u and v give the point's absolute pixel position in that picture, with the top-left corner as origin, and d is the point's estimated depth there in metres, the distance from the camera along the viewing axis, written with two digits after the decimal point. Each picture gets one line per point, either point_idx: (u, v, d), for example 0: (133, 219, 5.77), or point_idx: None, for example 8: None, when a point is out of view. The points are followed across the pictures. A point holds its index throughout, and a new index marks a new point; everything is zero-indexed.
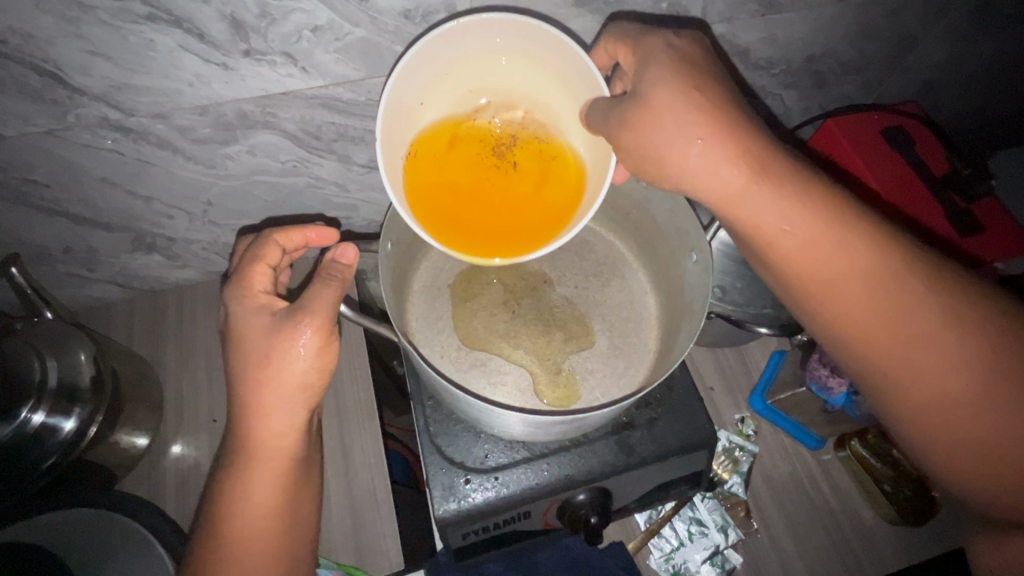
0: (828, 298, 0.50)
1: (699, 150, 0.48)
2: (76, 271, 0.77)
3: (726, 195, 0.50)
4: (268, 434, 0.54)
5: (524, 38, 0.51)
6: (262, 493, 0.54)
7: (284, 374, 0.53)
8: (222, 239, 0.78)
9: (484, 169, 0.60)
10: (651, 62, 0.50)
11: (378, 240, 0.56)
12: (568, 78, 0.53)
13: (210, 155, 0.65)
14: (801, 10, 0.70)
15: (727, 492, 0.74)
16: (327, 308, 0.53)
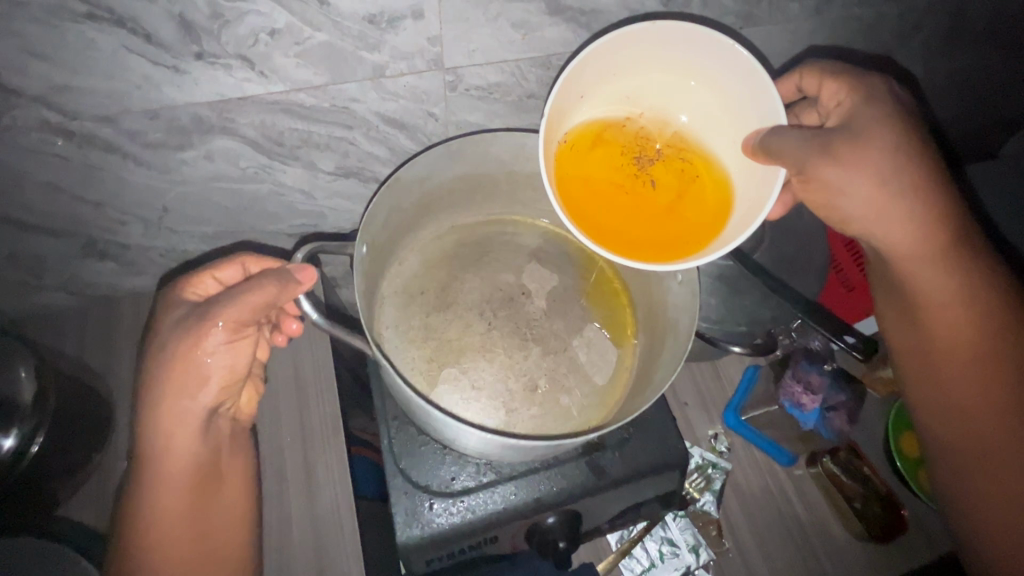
0: (949, 344, 0.56)
1: (912, 205, 0.51)
2: (22, 279, 0.73)
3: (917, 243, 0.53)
4: (177, 445, 0.56)
5: (713, 56, 0.52)
6: (178, 501, 0.56)
7: (187, 369, 0.54)
8: (181, 246, 0.75)
9: (624, 180, 0.59)
10: (872, 106, 0.54)
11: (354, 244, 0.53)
12: (738, 102, 0.54)
13: (164, 161, 0.61)
14: (779, 22, 0.69)
15: (699, 511, 0.73)
16: (240, 308, 0.54)
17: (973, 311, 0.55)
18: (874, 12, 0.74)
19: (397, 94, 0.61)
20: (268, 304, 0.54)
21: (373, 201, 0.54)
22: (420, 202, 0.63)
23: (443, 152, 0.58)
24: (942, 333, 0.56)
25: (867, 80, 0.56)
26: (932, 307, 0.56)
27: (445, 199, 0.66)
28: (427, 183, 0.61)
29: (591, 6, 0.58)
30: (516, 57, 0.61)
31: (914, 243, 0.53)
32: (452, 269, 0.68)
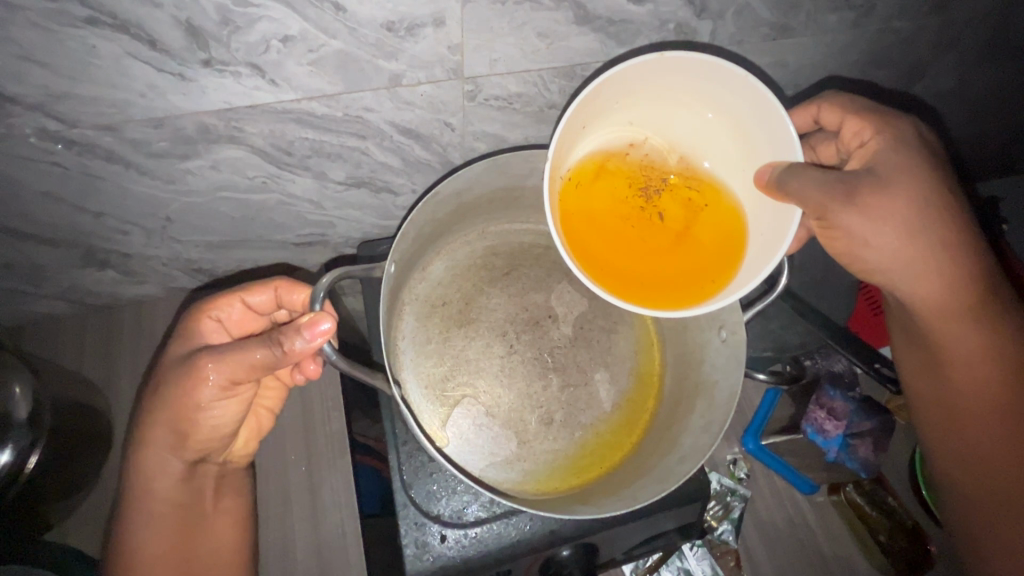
0: (972, 405, 0.52)
1: (934, 261, 0.49)
2: (19, 287, 0.70)
3: (937, 300, 0.50)
4: (161, 486, 0.57)
5: (724, 86, 0.49)
6: (160, 545, 0.56)
7: (181, 415, 0.54)
8: (185, 255, 0.72)
9: (630, 212, 0.56)
10: (899, 151, 0.51)
11: (383, 260, 0.54)
12: (752, 134, 0.51)
13: (168, 170, 0.58)
14: (815, 34, 0.66)
15: (718, 540, 0.70)
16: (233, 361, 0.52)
17: (1003, 370, 0.51)
18: (911, 24, 0.70)
19: (413, 103, 0.58)
20: (264, 363, 0.52)
21: (410, 217, 0.55)
22: (456, 209, 0.62)
23: (490, 164, 0.57)
24: (971, 392, 0.52)
25: (894, 120, 0.53)
26: (956, 364, 0.52)
27: (482, 207, 0.64)
28: (465, 193, 0.60)
29: (622, 16, 0.55)
30: (539, 67, 0.58)
31: (939, 298, 0.50)
32: (479, 279, 0.65)
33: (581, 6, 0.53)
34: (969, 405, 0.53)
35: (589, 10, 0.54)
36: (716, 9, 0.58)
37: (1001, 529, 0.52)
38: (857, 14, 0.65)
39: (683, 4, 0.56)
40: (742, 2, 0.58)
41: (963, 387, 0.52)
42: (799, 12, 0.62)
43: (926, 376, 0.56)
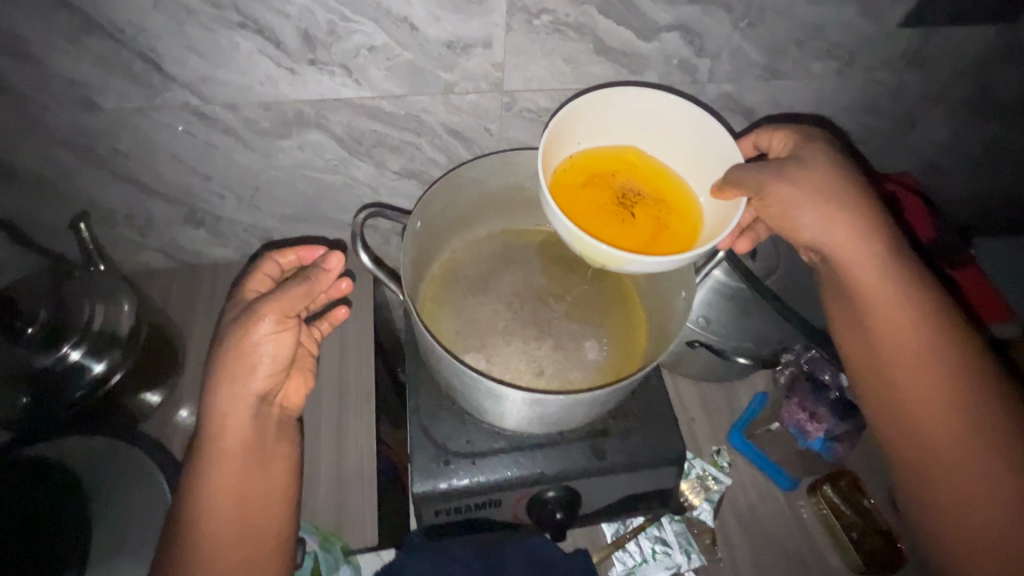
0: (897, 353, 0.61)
1: (843, 222, 0.61)
2: (131, 238, 0.86)
3: (850, 254, 0.61)
4: (230, 428, 0.60)
5: (678, 120, 0.65)
6: (228, 485, 0.59)
7: (245, 355, 0.59)
8: (263, 223, 0.87)
9: (606, 213, 0.64)
10: (809, 145, 0.66)
11: (409, 215, 0.63)
12: (701, 159, 0.66)
13: (266, 146, 0.74)
14: (803, 79, 0.78)
15: (695, 518, 0.75)
16: (286, 298, 0.60)
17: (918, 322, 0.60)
18: (896, 78, 0.81)
19: (461, 108, 0.73)
20: (305, 293, 0.60)
21: (433, 186, 0.64)
22: (477, 201, 0.73)
23: (500, 160, 0.68)
24: (904, 359, 0.60)
25: (809, 132, 0.68)
26: (879, 322, 0.61)
27: (500, 204, 0.76)
28: (482, 186, 0.71)
29: (631, 49, 0.69)
30: (564, 87, 0.72)
31: (854, 254, 0.61)
32: (496, 263, 0.77)
33: (599, 40, 0.67)
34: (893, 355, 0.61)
35: (605, 43, 0.68)
36: (713, 50, 0.71)
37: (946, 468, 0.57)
38: (840, 65, 0.77)
39: (683, 43, 0.69)
40: (735, 46, 0.71)
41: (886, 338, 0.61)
42: (786, 59, 0.74)
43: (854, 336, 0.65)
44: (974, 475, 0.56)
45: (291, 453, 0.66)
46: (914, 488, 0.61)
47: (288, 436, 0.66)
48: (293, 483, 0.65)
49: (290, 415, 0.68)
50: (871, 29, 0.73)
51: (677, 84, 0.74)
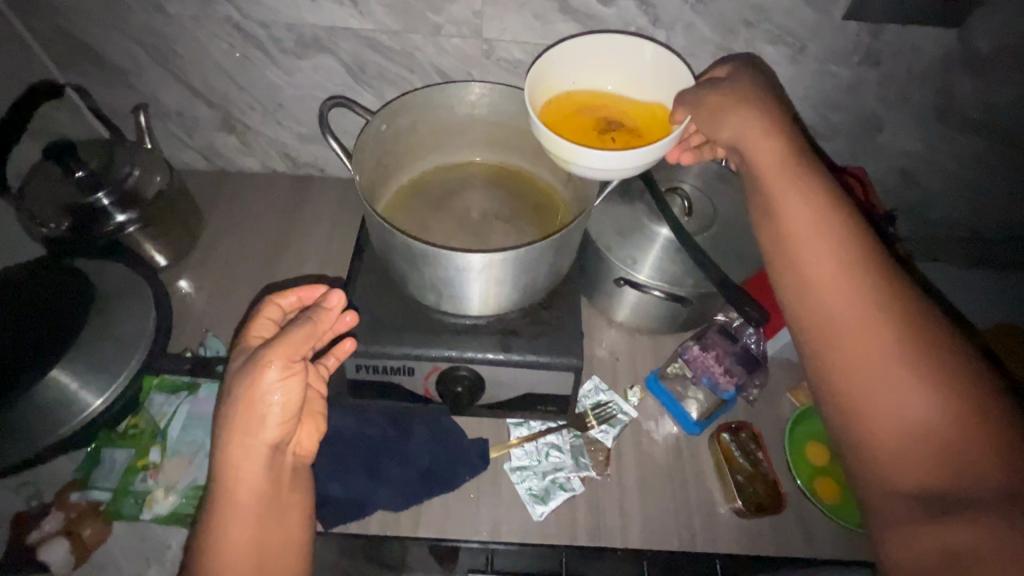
0: (812, 255, 0.58)
1: (760, 127, 0.63)
2: (178, 135, 1.04)
3: (767, 155, 0.63)
4: (247, 476, 0.56)
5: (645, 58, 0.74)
6: (243, 535, 0.55)
7: (255, 406, 0.55)
8: (282, 138, 1.04)
9: (585, 133, 0.73)
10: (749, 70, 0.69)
11: (373, 115, 0.73)
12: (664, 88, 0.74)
13: (289, 64, 0.91)
14: (757, 62, 0.86)
15: (593, 437, 0.82)
16: (290, 342, 0.56)
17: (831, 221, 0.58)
18: (850, 73, 0.88)
19: (448, 51, 0.87)
20: (310, 331, 0.58)
21: (400, 96, 0.75)
22: (445, 126, 0.84)
23: (464, 86, 0.78)
24: (808, 251, 0.58)
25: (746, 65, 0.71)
26: (795, 224, 0.59)
27: (468, 131, 0.86)
28: (449, 109, 0.81)
29: (593, 12, 0.80)
30: (536, 41, 0.84)
31: (771, 157, 0.62)
32: (456, 185, 0.88)
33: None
34: (808, 257, 0.58)
35: (569, 4, 0.80)
36: (667, 22, 0.81)
37: (858, 372, 0.54)
38: (792, 52, 0.85)
39: (639, 12, 0.80)
40: (687, 20, 0.81)
41: (800, 240, 0.59)
42: (738, 39, 0.83)
43: (773, 246, 0.62)
44: (892, 376, 0.52)
45: (304, 501, 0.62)
46: (828, 394, 0.56)
47: (300, 483, 0.62)
48: (306, 538, 0.61)
49: (303, 461, 0.64)
50: (817, 18, 0.81)
51: None
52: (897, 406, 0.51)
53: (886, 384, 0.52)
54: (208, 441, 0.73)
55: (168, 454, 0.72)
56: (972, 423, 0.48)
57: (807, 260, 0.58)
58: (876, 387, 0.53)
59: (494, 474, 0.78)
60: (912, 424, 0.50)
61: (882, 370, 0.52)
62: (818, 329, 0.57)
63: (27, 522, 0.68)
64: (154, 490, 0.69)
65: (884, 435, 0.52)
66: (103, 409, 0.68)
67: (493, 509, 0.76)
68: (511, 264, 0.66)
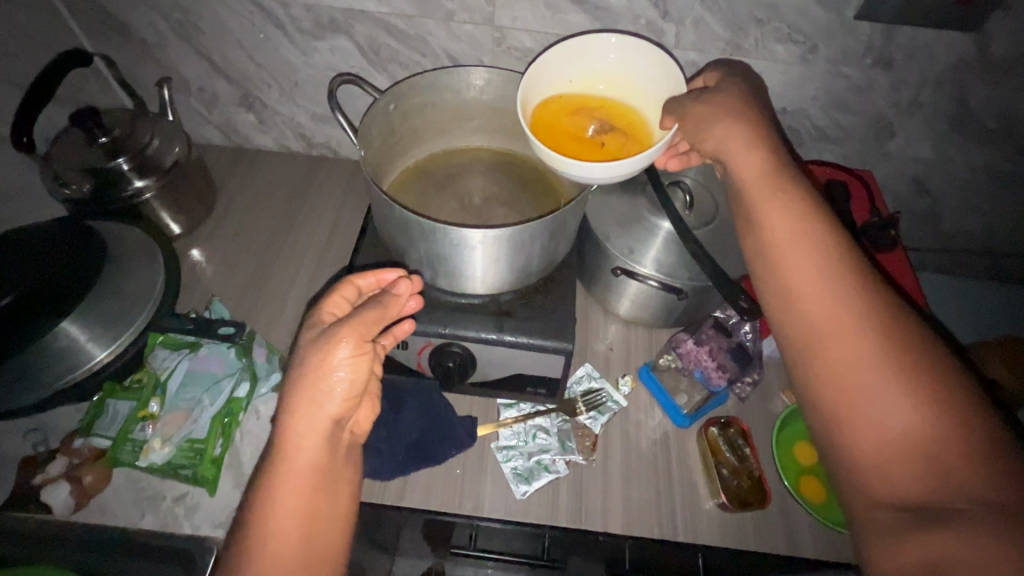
0: (791, 260, 0.57)
1: (739, 133, 0.64)
2: (198, 110, 1.08)
3: (749, 162, 0.63)
4: (306, 445, 0.55)
5: (637, 63, 0.75)
6: (295, 503, 0.54)
7: (324, 377, 0.56)
8: (297, 117, 1.07)
9: (577, 135, 0.74)
10: (734, 77, 0.70)
11: (382, 94, 0.75)
12: (656, 91, 0.75)
13: (306, 44, 0.93)
14: (766, 59, 0.86)
15: (581, 423, 0.83)
16: (363, 322, 0.58)
17: (809, 226, 0.58)
18: (862, 75, 0.87)
19: (460, 37, 0.89)
20: (381, 315, 0.59)
21: (408, 77, 0.77)
22: (452, 109, 0.86)
23: (470, 70, 0.80)
24: (789, 261, 0.57)
25: (733, 71, 0.72)
26: (775, 228, 0.59)
27: (474, 117, 0.88)
28: (456, 93, 0.83)
29: (603, 3, 0.81)
30: (546, 30, 0.86)
31: (752, 162, 0.63)
32: (461, 168, 0.90)
33: None
34: (787, 262, 0.57)
35: None
36: (676, 16, 0.82)
37: (836, 376, 0.53)
38: (802, 51, 0.85)
39: (649, 5, 0.81)
40: (697, 15, 0.82)
41: (778, 243, 0.58)
42: (748, 35, 0.83)
43: (755, 251, 0.61)
44: (872, 381, 0.51)
45: (354, 477, 0.60)
46: (810, 400, 0.55)
47: (352, 459, 0.61)
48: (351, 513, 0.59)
49: (356, 441, 0.63)
50: (828, 18, 0.81)
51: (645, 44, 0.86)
52: (876, 411, 0.50)
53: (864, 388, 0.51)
54: (204, 398, 0.76)
55: (166, 407, 0.75)
56: (957, 434, 0.47)
57: (786, 265, 0.57)
58: (855, 391, 0.51)
59: (480, 452, 0.80)
60: (896, 437, 0.49)
61: (861, 376, 0.51)
62: (799, 340, 0.56)
63: (37, 463, 0.72)
64: (150, 439, 0.73)
65: (864, 441, 0.50)
66: (110, 360, 0.72)
67: (478, 485, 0.77)
68: (507, 242, 0.68)
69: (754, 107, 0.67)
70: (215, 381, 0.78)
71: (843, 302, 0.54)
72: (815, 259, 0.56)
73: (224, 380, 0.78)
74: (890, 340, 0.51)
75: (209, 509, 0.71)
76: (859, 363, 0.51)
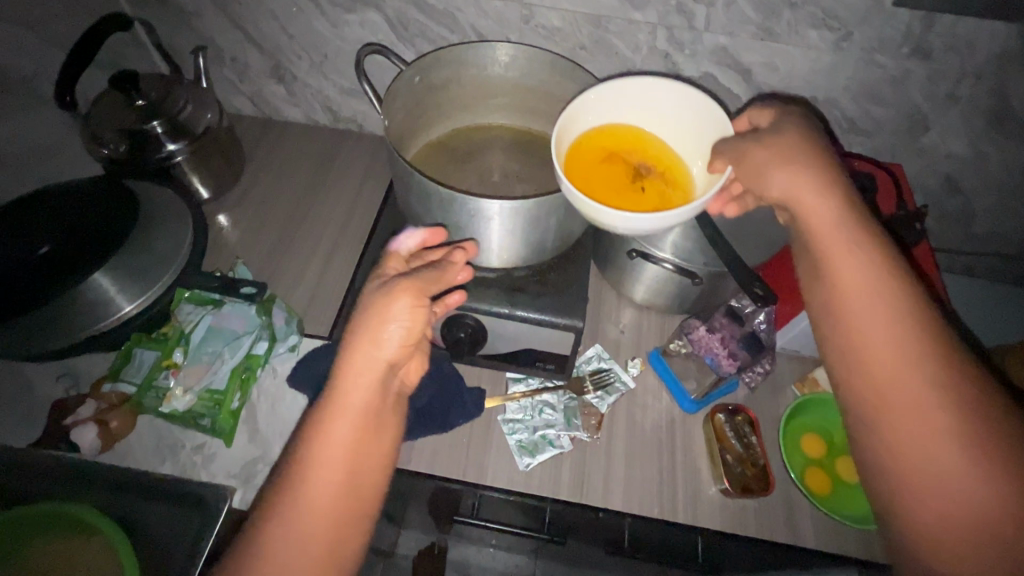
0: (863, 316, 0.54)
1: (806, 175, 0.59)
2: (231, 79, 1.11)
3: (818, 204, 0.59)
4: (361, 387, 0.57)
5: (678, 104, 0.72)
6: (347, 443, 0.55)
7: (384, 325, 0.57)
8: (326, 90, 1.09)
9: (617, 180, 0.70)
10: (790, 115, 0.65)
11: (409, 65, 0.76)
12: (696, 133, 0.72)
13: (337, 16, 0.95)
14: (797, 45, 0.85)
15: (588, 401, 0.84)
16: (421, 280, 0.60)
17: (885, 280, 0.54)
18: (896, 65, 0.85)
19: (488, 14, 0.89)
20: (439, 276, 0.62)
21: (435, 49, 0.78)
22: (477, 85, 0.87)
23: (496, 46, 0.80)
24: (860, 314, 0.55)
25: (787, 108, 0.67)
26: (848, 280, 0.56)
27: (498, 95, 0.89)
28: (482, 69, 0.84)
29: None
30: (574, 8, 0.86)
31: (822, 204, 0.58)
32: (484, 145, 0.91)
33: None
34: (859, 318, 0.55)
35: None
36: None
37: (908, 442, 0.51)
38: (836, 37, 0.83)
39: None
40: None
41: (851, 296, 0.55)
42: (779, 19, 0.83)
43: (820, 301, 0.58)
44: (944, 454, 0.49)
45: (397, 427, 0.61)
46: (871, 463, 0.54)
47: (400, 409, 0.62)
48: (390, 464, 0.60)
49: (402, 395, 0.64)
50: (864, 4, 0.79)
51: (673, 25, 0.86)
52: (948, 484, 0.48)
53: (936, 460, 0.49)
54: (225, 352, 0.78)
55: (189, 359, 0.78)
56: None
57: (858, 321, 0.55)
58: (926, 462, 0.49)
59: (486, 423, 0.81)
60: (967, 515, 0.47)
61: (934, 445, 0.49)
62: (868, 391, 0.53)
63: (65, 406, 0.76)
64: (173, 388, 0.75)
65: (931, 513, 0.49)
66: (134, 311, 0.75)
67: (482, 455, 0.78)
68: (522, 214, 0.68)
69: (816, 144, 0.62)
70: (236, 337, 0.80)
71: (922, 366, 0.51)
72: (894, 319, 0.53)
73: (245, 337, 0.80)
74: (967, 402, 0.49)
75: (225, 460, 0.75)
76: (932, 432, 0.49)
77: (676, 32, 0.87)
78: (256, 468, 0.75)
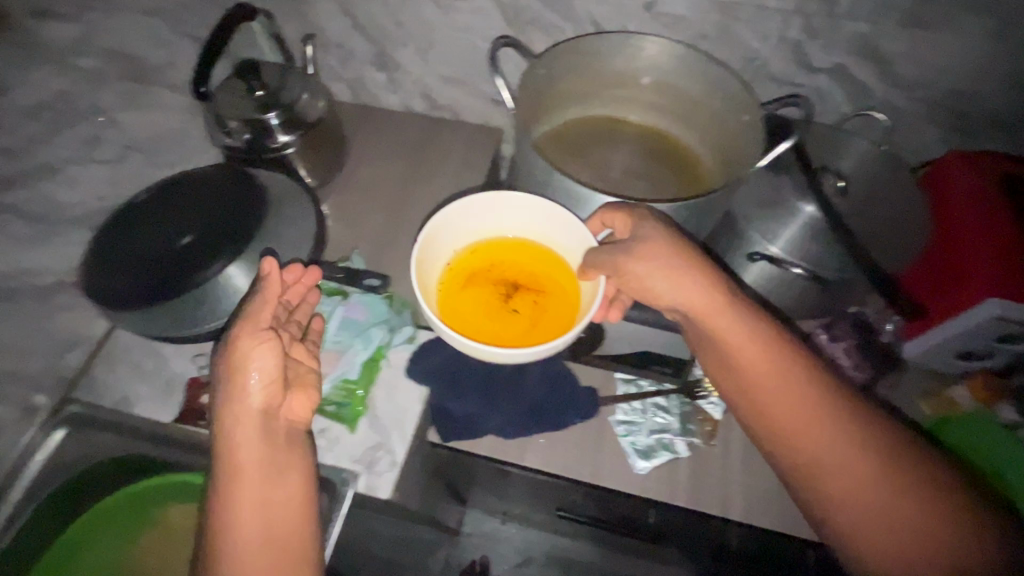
0: (807, 424, 0.62)
1: (670, 266, 0.65)
2: (332, 66, 1.11)
3: (702, 303, 0.65)
4: (244, 442, 0.61)
5: (525, 212, 0.75)
6: (252, 494, 0.60)
7: (242, 385, 0.61)
8: (426, 77, 1.08)
9: (499, 310, 0.72)
10: (648, 219, 0.67)
11: (535, 59, 0.75)
12: (553, 235, 0.75)
13: (449, 3, 0.94)
14: (947, 32, 0.79)
15: (702, 406, 0.81)
16: (256, 317, 0.63)
17: (771, 357, 0.64)
18: None
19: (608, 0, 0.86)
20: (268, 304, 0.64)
21: (562, 42, 0.75)
22: (597, 79, 0.84)
23: (620, 42, 0.78)
24: (771, 402, 0.64)
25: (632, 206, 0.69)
26: (746, 365, 0.65)
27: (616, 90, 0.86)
28: (605, 62, 0.81)
29: None
30: None
31: (701, 296, 0.65)
32: (602, 138, 0.88)
33: None
34: (802, 426, 0.63)
35: None
36: None
37: (876, 537, 0.59)
38: (995, 23, 0.77)
39: None
40: None
41: (762, 383, 0.65)
42: (932, 3, 0.76)
43: (750, 404, 0.67)
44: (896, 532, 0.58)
45: (303, 458, 0.66)
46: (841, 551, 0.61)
47: (299, 445, 0.66)
48: (310, 501, 0.64)
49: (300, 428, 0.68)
50: None
51: (809, 11, 0.80)
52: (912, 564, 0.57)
53: (892, 542, 0.58)
54: (357, 344, 0.81)
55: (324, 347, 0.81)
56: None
57: (794, 426, 0.63)
58: (891, 547, 0.58)
59: (600, 424, 0.80)
60: None
61: (887, 529, 0.58)
62: (814, 471, 0.62)
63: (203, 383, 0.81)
64: None
65: None
66: None
67: (596, 456, 0.78)
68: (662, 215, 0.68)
69: (695, 253, 0.66)
70: (363, 328, 0.82)
71: (833, 441, 0.61)
72: (818, 415, 0.62)
73: (374, 329, 0.82)
74: (892, 468, 0.59)
75: (346, 444, 0.76)
76: (878, 515, 0.59)
77: (812, 19, 0.81)
78: (378, 455, 0.75)
